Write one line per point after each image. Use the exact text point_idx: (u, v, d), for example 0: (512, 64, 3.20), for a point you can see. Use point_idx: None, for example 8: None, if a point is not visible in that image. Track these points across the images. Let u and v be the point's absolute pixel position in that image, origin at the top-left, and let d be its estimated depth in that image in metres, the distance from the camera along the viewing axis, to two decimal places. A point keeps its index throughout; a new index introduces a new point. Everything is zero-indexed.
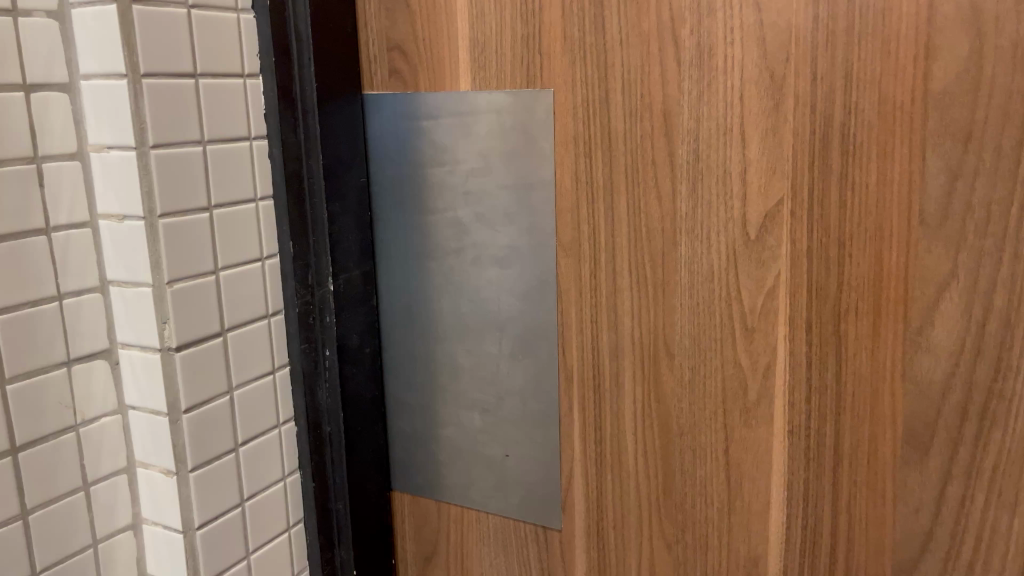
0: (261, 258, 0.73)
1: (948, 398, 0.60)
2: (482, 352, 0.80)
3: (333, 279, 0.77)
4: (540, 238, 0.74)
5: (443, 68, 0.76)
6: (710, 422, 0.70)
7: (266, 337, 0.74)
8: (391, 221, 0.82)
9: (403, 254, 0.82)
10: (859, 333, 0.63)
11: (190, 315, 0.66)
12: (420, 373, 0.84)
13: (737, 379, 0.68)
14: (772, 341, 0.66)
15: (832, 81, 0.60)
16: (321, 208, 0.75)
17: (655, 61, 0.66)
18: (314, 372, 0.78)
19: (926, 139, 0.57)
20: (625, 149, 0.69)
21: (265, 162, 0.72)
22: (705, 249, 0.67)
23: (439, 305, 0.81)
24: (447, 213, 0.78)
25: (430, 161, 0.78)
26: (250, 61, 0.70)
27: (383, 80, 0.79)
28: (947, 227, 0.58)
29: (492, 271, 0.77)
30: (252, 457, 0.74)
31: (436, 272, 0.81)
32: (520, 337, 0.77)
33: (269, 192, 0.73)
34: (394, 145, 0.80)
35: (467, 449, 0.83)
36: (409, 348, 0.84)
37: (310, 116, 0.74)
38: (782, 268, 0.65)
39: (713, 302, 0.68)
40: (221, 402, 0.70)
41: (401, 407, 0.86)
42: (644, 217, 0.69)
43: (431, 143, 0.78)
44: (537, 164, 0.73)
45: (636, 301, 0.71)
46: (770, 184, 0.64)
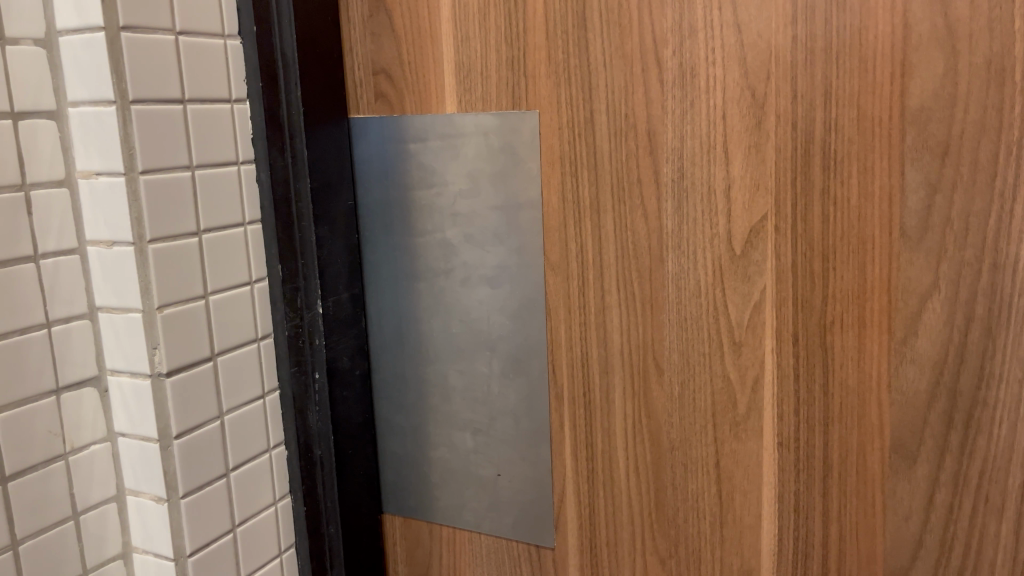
0: (251, 282, 0.73)
1: (933, 407, 0.61)
2: (472, 371, 0.80)
3: (321, 301, 0.78)
4: (528, 257, 0.75)
5: (429, 91, 0.76)
6: (701, 436, 0.71)
7: (256, 361, 0.74)
8: (379, 243, 0.82)
9: (391, 275, 0.82)
10: (845, 345, 0.64)
11: (181, 340, 0.66)
12: (410, 394, 0.84)
13: (726, 393, 0.69)
14: (760, 354, 0.67)
15: (812, 99, 0.61)
16: (309, 231, 0.76)
17: (639, 82, 0.67)
18: (304, 395, 0.78)
19: (904, 154, 0.59)
20: (610, 169, 0.70)
21: (253, 186, 0.72)
22: (691, 265, 0.68)
23: (429, 326, 0.82)
24: (436, 234, 0.79)
25: (418, 183, 0.79)
26: (236, 86, 0.70)
27: (369, 103, 0.79)
28: (928, 239, 0.59)
29: (482, 291, 0.78)
30: (243, 482, 0.73)
31: (426, 293, 0.81)
32: (510, 356, 0.78)
33: (257, 217, 0.73)
34: (381, 167, 0.80)
35: (459, 470, 0.83)
36: (398, 370, 0.84)
37: (298, 140, 0.74)
38: (768, 282, 0.66)
39: (700, 317, 0.69)
40: (212, 427, 0.70)
41: (391, 429, 0.86)
42: (631, 235, 0.70)
43: (419, 165, 0.78)
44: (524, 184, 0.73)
45: (625, 318, 0.72)
46: (754, 200, 0.65)
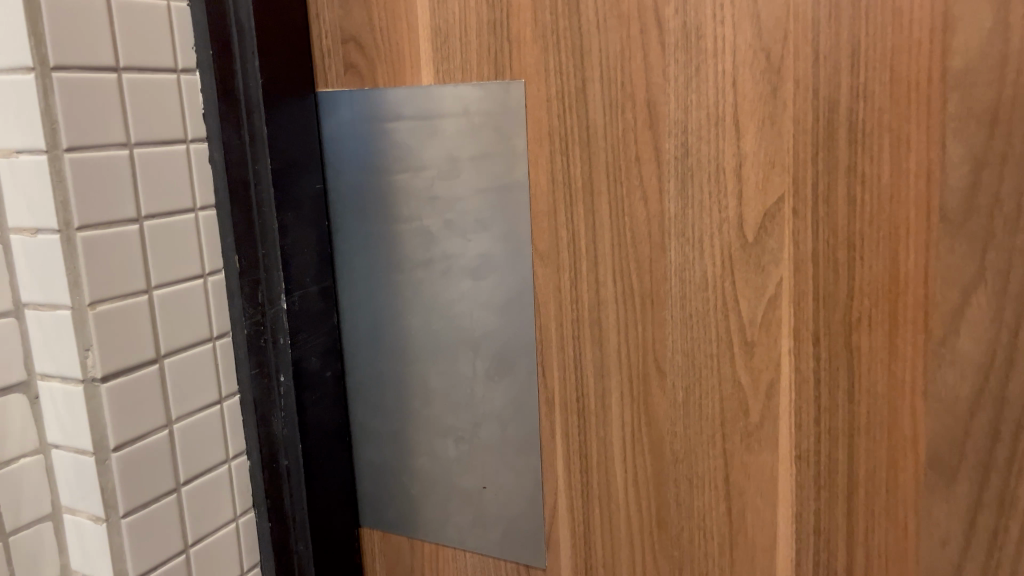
0: (203, 275, 0.65)
1: (976, 417, 0.53)
2: (454, 373, 0.72)
3: (286, 296, 0.70)
4: (514, 246, 0.67)
5: (404, 60, 0.68)
6: (708, 447, 0.63)
7: (211, 363, 0.66)
8: (351, 231, 0.74)
9: (365, 267, 0.74)
10: (873, 345, 0.55)
11: (119, 340, 0.58)
12: (388, 398, 0.76)
13: (736, 399, 0.61)
14: (776, 356, 0.59)
15: (836, 61, 0.53)
16: (270, 217, 0.68)
17: (637, 45, 0.59)
18: (268, 400, 0.70)
19: (945, 124, 0.50)
20: (605, 145, 0.62)
21: (205, 167, 0.65)
22: (697, 255, 0.60)
23: (408, 324, 0.73)
24: (413, 221, 0.71)
25: (393, 164, 0.71)
26: (183, 54, 0.63)
27: (339, 76, 0.71)
28: (972, 223, 0.51)
29: (464, 284, 0.70)
30: (198, 498, 0.66)
31: (404, 287, 0.73)
32: (496, 356, 0.70)
33: (211, 202, 0.65)
34: (352, 147, 0.72)
35: (441, 481, 0.75)
36: (374, 371, 0.76)
37: (256, 115, 0.66)
38: (785, 273, 0.57)
39: (707, 314, 0.60)
40: (159, 437, 0.62)
41: (368, 437, 0.78)
42: (629, 220, 0.62)
43: (394, 144, 0.70)
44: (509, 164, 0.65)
45: (622, 314, 0.64)
46: (769, 179, 0.57)
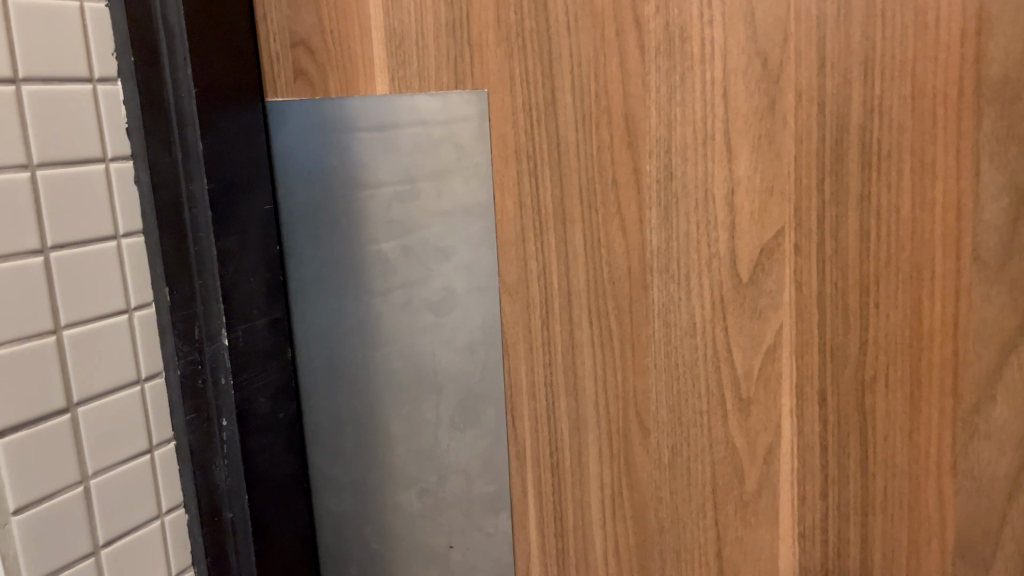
0: (128, 309, 0.58)
1: (1016, 502, 0.43)
2: (417, 418, 0.64)
3: (228, 333, 0.61)
4: (479, 278, 0.59)
5: (357, 66, 0.60)
6: (698, 518, 0.54)
7: (138, 407, 0.59)
8: (305, 257, 0.66)
9: (322, 297, 0.66)
10: (891, 410, 0.46)
11: (19, 389, 0.51)
12: (348, 442, 0.68)
13: (729, 464, 0.52)
14: (775, 416, 0.50)
15: (846, 69, 0.43)
16: (208, 244, 0.60)
17: (612, 50, 0.50)
18: (207, 447, 0.63)
19: (979, 145, 0.41)
20: (578, 165, 0.53)
21: (130, 189, 0.58)
22: (683, 294, 0.51)
23: (367, 361, 0.65)
24: (371, 247, 0.63)
25: (348, 183, 0.63)
26: (101, 62, 0.56)
27: (289, 84, 0.64)
28: (1013, 267, 0.41)
29: (426, 319, 0.62)
30: (123, 559, 0.59)
31: (362, 320, 0.65)
32: (460, 401, 0.62)
33: (137, 227, 0.59)
34: (304, 164, 0.64)
35: (405, 537, 0.67)
36: (332, 412, 0.68)
37: (190, 130, 0.58)
38: (786, 321, 0.48)
39: (695, 364, 0.52)
40: (72, 495, 0.55)
41: (328, 484, 0.70)
42: (606, 252, 0.53)
43: (349, 161, 0.62)
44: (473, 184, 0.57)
45: (599, 360, 0.55)
46: (766, 209, 0.47)
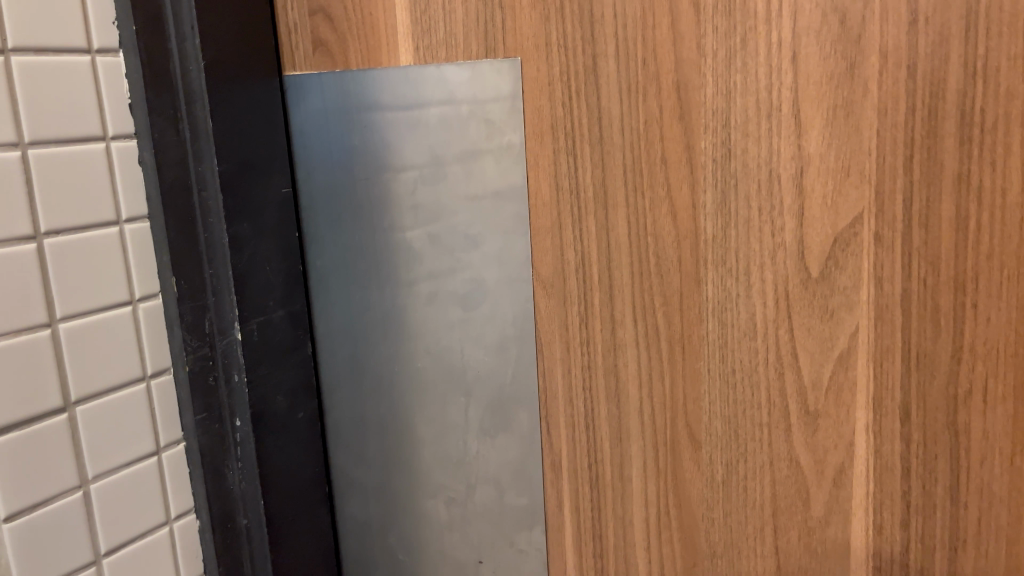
0: (132, 300, 0.54)
1: None
2: (445, 422, 0.59)
3: (241, 326, 0.56)
4: (511, 270, 0.53)
5: (379, 35, 0.55)
6: (755, 544, 0.47)
7: (144, 406, 0.55)
8: (326, 245, 0.61)
9: (343, 289, 0.61)
10: (990, 431, 0.39)
11: (8, 387, 0.47)
12: (371, 445, 0.63)
13: (793, 485, 0.45)
14: (848, 432, 0.43)
15: (943, 23, 0.36)
16: (219, 229, 0.55)
17: (662, 9, 0.44)
18: (220, 449, 0.58)
19: None
20: (622, 142, 0.47)
21: (133, 170, 0.54)
22: (742, 290, 0.45)
23: (392, 358, 0.60)
24: (394, 235, 0.58)
25: (369, 165, 0.57)
26: (100, 32, 0.51)
27: (307, 57, 0.58)
28: None
29: (454, 314, 0.56)
30: (127, 568, 0.55)
31: (386, 314, 0.60)
32: (491, 405, 0.56)
33: (141, 212, 0.54)
34: (325, 143, 0.59)
35: (433, 549, 0.62)
36: (355, 412, 0.63)
37: (197, 106, 0.53)
38: (863, 323, 0.41)
39: (755, 369, 0.45)
40: (70, 502, 0.51)
41: (352, 489, 0.65)
42: (653, 241, 0.47)
43: (370, 142, 0.57)
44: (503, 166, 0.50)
45: (644, 362, 0.49)
46: (842, 191, 0.41)
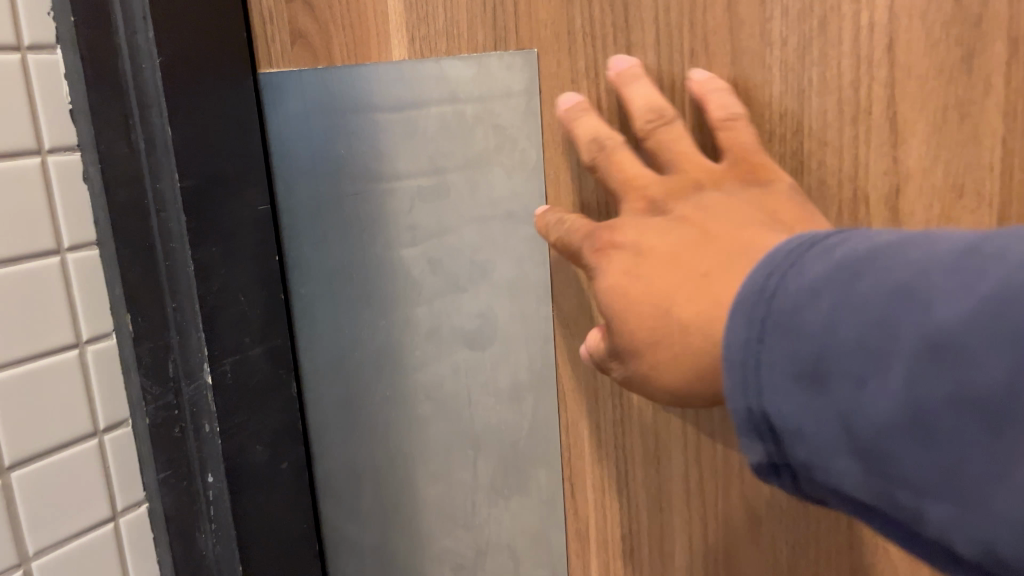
0: (78, 343, 0.46)
1: None
2: (451, 476, 0.50)
3: (211, 368, 0.47)
4: (527, 303, 0.45)
5: (368, 25, 0.46)
6: None
7: (95, 465, 0.47)
8: (310, 269, 0.52)
9: (332, 320, 0.52)
10: None
11: None
12: (367, 499, 0.54)
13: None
14: None
15: None
16: (182, 255, 0.46)
17: None
18: (190, 509, 0.50)
19: None
20: None
21: (79, 189, 0.46)
22: None
23: (389, 402, 0.52)
24: (391, 259, 0.49)
25: (360, 176, 0.49)
26: (33, 26, 0.43)
27: (284, 52, 0.49)
28: None
29: (460, 354, 0.48)
30: None
31: (383, 349, 0.51)
32: (503, 459, 0.48)
33: (88, 238, 0.46)
34: (308, 153, 0.50)
35: None
36: (349, 462, 0.54)
37: (153, 111, 0.44)
38: None
39: None
40: None
41: (343, 548, 0.57)
42: None
43: (360, 148, 0.48)
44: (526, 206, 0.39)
45: (692, 418, 0.40)
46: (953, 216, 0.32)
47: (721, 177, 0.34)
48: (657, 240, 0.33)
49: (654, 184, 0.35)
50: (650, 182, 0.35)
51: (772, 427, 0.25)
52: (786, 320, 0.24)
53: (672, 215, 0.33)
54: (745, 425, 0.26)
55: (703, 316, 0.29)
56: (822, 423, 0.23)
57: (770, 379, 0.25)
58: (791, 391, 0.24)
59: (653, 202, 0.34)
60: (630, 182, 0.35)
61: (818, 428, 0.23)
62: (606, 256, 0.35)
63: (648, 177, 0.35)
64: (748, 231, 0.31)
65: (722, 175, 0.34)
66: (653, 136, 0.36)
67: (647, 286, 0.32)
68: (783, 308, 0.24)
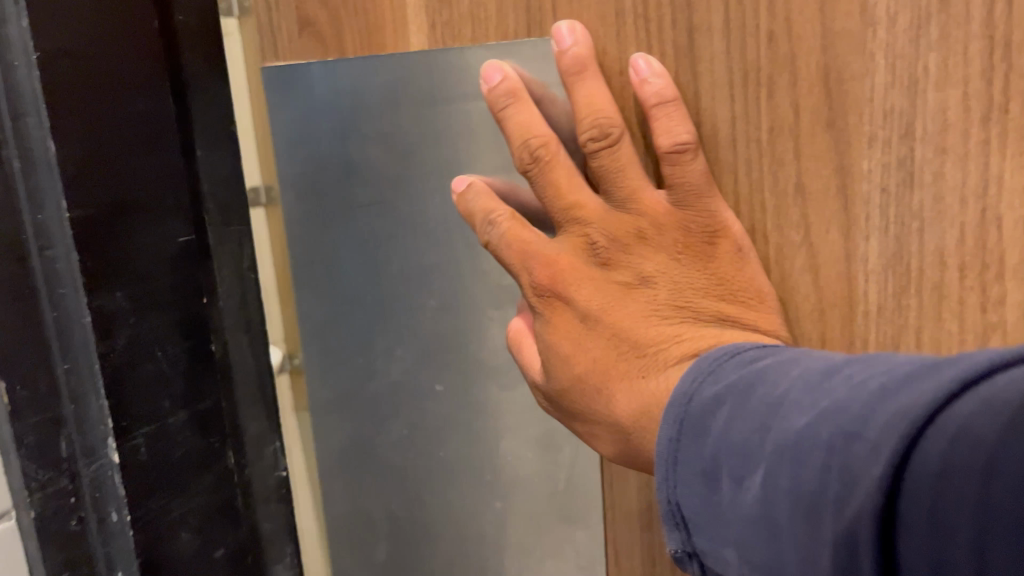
0: None
1: None
2: (473, 527, 0.44)
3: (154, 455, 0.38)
4: None
5: (382, 4, 0.37)
6: None
7: None
8: (298, 291, 0.43)
9: (321, 349, 0.44)
10: None
11: None
12: (374, 547, 0.48)
13: None
14: None
15: None
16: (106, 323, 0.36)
17: None
18: None
19: None
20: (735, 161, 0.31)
21: None
22: None
23: (407, 450, 0.44)
24: (400, 284, 0.41)
25: (383, 182, 0.40)
26: None
27: (278, 32, 0.40)
28: None
29: (489, 397, 0.41)
30: None
31: (393, 387, 0.43)
32: (535, 516, 0.42)
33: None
34: (295, 150, 0.41)
35: None
36: (343, 507, 0.47)
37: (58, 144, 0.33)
38: None
39: None
40: None
41: None
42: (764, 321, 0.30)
43: (380, 148, 0.39)
44: (477, 213, 0.33)
45: None
46: None
47: (725, 281, 0.30)
48: (608, 310, 0.30)
49: (652, 263, 0.30)
50: (662, 270, 0.30)
51: (684, 520, 0.26)
52: (697, 420, 0.26)
53: (634, 297, 0.30)
54: (668, 527, 0.27)
55: (640, 404, 0.28)
56: (717, 521, 0.24)
57: (673, 471, 0.26)
58: (694, 486, 0.25)
59: (627, 284, 0.31)
60: (576, 207, 0.31)
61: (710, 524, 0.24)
62: (548, 304, 0.31)
63: (645, 245, 0.31)
64: (689, 330, 0.29)
65: (724, 275, 0.30)
66: (693, 208, 0.30)
67: (594, 362, 0.30)
68: (681, 395, 0.26)
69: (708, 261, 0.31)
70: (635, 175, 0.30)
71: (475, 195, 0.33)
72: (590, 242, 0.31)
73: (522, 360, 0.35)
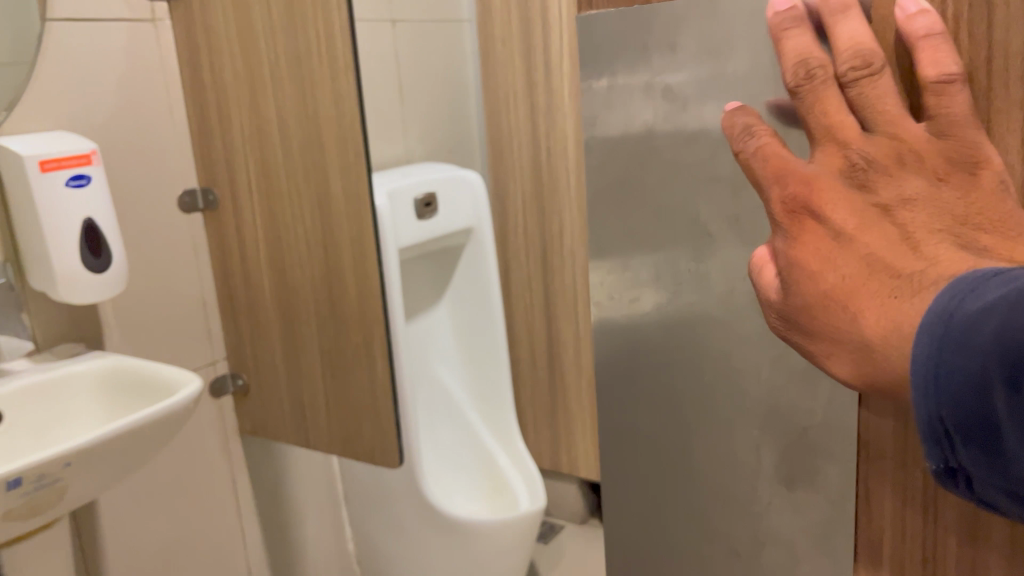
0: None
1: None
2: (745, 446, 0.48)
3: None
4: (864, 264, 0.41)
5: None
6: None
7: None
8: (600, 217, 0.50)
9: (626, 272, 0.50)
10: None
11: None
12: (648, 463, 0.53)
13: None
14: None
15: None
16: None
17: None
18: None
19: None
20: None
21: None
22: None
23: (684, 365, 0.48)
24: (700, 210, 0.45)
25: (670, 117, 0.46)
26: None
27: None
28: None
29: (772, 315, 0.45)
30: None
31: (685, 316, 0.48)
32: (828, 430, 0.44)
33: None
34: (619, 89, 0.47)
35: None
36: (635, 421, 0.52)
37: None
38: None
39: None
40: None
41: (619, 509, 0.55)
42: None
43: (681, 81, 0.45)
44: (742, 124, 0.41)
45: None
46: None
47: (983, 207, 0.36)
48: (865, 225, 0.37)
49: (912, 185, 0.37)
50: (921, 193, 0.37)
51: (948, 434, 0.31)
52: (954, 325, 0.31)
53: (892, 218, 0.37)
54: (930, 447, 0.33)
55: (887, 307, 0.35)
56: (976, 408, 0.30)
57: (933, 388, 0.31)
58: (960, 389, 0.30)
59: (885, 205, 0.37)
60: (833, 127, 0.39)
61: (967, 411, 0.30)
62: (799, 218, 0.38)
63: (908, 171, 0.37)
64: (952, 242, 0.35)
65: (982, 201, 0.36)
66: (951, 138, 0.37)
67: (858, 265, 0.36)
68: (936, 321, 0.32)
69: (969, 189, 0.37)
70: (890, 105, 0.38)
71: (746, 114, 0.41)
72: (851, 161, 0.38)
73: (761, 280, 0.41)
